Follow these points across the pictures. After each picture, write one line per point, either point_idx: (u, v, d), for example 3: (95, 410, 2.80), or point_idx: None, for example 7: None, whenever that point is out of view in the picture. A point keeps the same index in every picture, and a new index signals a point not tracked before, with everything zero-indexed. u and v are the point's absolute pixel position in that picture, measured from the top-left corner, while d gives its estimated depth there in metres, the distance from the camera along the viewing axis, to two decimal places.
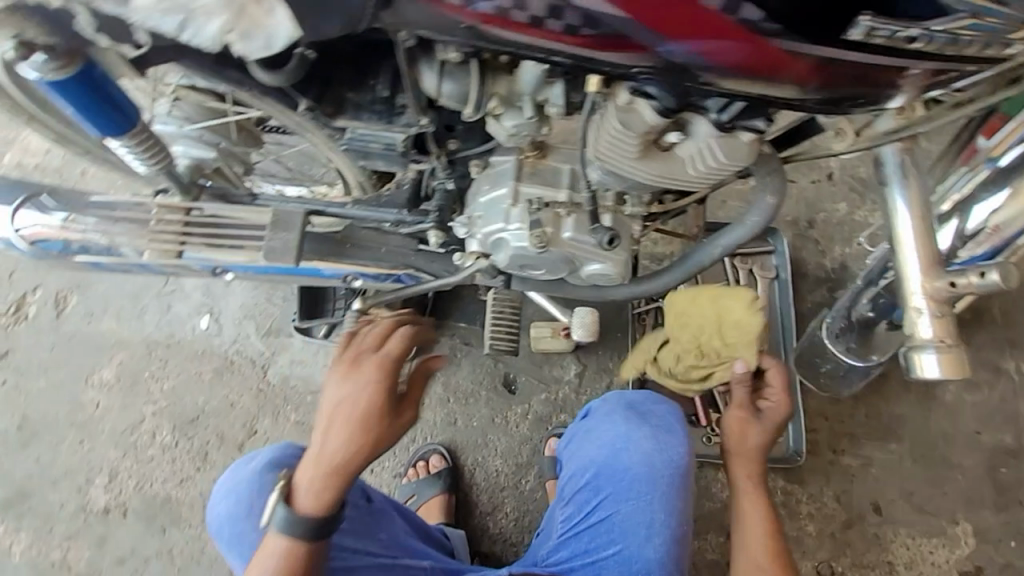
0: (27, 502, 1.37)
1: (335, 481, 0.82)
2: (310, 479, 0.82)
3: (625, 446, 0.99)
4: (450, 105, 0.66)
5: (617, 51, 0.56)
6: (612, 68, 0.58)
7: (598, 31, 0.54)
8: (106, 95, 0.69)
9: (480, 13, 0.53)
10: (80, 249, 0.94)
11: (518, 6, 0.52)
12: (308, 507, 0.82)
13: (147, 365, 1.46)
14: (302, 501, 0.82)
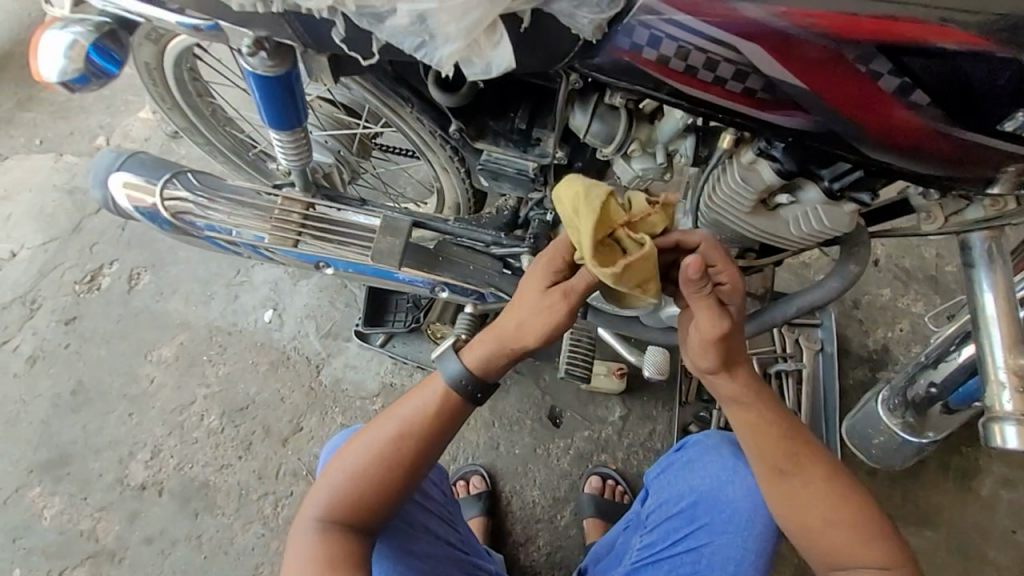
0: (66, 467, 1.38)
1: (454, 402, 0.83)
2: (431, 391, 0.83)
3: (715, 463, 0.90)
4: (592, 142, 0.74)
5: (782, 114, 0.61)
6: (772, 128, 0.63)
7: (772, 95, 0.59)
8: (292, 95, 0.77)
9: (669, 69, 0.58)
10: (205, 225, 1.01)
11: (706, 66, 0.58)
12: (416, 415, 0.82)
13: (206, 348, 1.51)
14: (415, 407, 0.83)
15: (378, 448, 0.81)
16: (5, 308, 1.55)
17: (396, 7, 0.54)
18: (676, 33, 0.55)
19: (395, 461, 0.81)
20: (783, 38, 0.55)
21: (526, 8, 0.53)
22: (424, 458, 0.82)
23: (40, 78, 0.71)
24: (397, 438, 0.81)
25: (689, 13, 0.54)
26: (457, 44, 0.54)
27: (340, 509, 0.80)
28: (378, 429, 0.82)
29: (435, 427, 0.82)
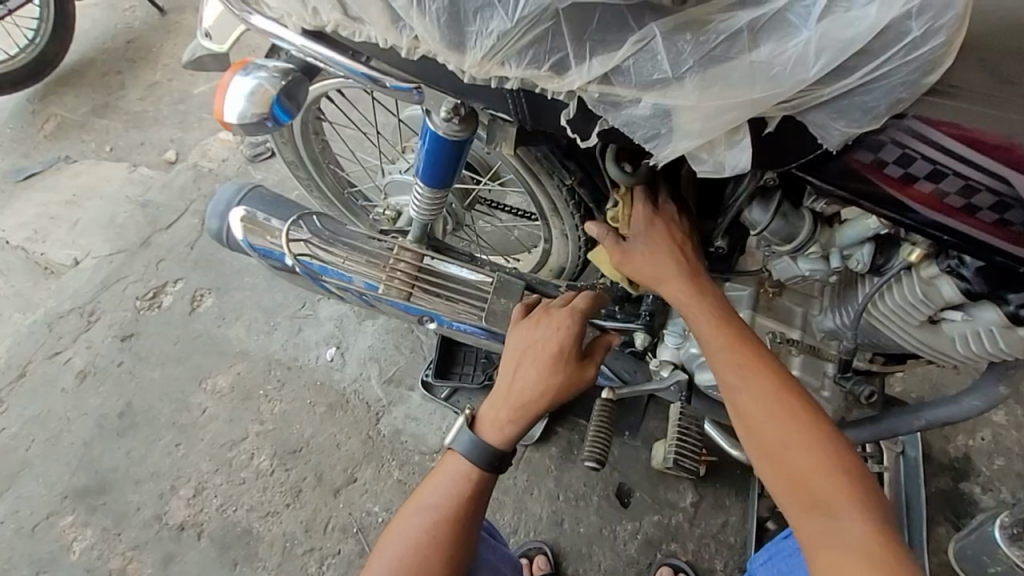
0: (104, 496, 1.30)
1: (477, 478, 0.82)
2: (455, 470, 0.82)
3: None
4: (766, 238, 0.71)
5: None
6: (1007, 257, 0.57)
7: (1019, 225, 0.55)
8: (455, 162, 0.75)
9: (910, 188, 0.55)
10: (316, 267, 0.99)
11: (956, 191, 0.54)
12: (444, 500, 0.79)
13: (264, 382, 1.44)
14: (442, 491, 0.80)
15: (414, 542, 0.76)
16: (61, 318, 1.51)
17: (643, 98, 0.51)
18: (934, 155, 0.52)
19: (433, 556, 0.76)
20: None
21: (778, 116, 0.51)
22: (459, 546, 0.77)
23: (222, 120, 0.71)
24: (430, 532, 0.77)
25: (956, 137, 0.51)
26: (695, 142, 0.52)
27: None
28: (408, 521, 0.79)
29: (464, 509, 0.79)
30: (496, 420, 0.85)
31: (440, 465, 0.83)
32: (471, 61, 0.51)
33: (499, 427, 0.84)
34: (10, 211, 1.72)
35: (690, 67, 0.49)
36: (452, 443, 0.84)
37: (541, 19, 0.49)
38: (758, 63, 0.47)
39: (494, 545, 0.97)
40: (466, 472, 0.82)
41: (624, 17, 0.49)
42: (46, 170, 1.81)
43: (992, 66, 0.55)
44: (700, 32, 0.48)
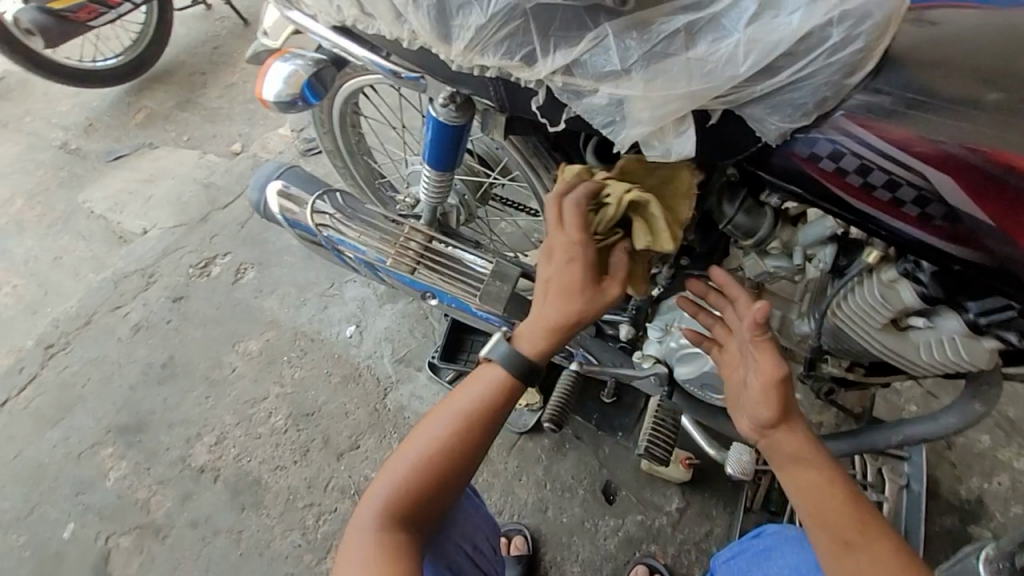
0: (141, 434, 1.46)
1: (508, 387, 0.80)
2: (492, 377, 0.80)
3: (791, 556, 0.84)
4: (731, 232, 0.77)
5: (957, 245, 0.60)
6: (942, 256, 0.62)
7: (946, 223, 0.60)
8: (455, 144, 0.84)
9: (843, 182, 0.61)
10: (336, 238, 1.11)
11: (885, 186, 0.60)
12: (473, 407, 0.78)
13: (288, 350, 1.58)
14: (474, 397, 0.79)
15: (435, 444, 0.76)
16: (126, 278, 1.71)
17: (599, 88, 0.59)
18: (864, 152, 0.59)
19: (452, 457, 0.76)
20: (981, 175, 0.56)
21: (718, 109, 0.59)
22: (477, 449, 0.78)
23: (262, 99, 0.84)
24: (453, 435, 0.77)
25: (881, 136, 0.58)
26: (644, 128, 0.59)
27: (391, 518, 0.73)
28: (435, 421, 0.78)
29: (490, 419, 0.78)
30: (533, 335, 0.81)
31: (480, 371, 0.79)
32: (456, 50, 0.61)
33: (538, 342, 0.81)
34: (99, 185, 1.98)
35: (636, 61, 0.57)
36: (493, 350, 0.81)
37: (514, 16, 0.58)
38: (694, 59, 0.55)
39: (473, 503, 1.01)
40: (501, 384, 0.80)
41: (584, 19, 0.58)
42: (130, 153, 2.07)
43: (971, 77, 0.59)
44: (645, 31, 0.57)
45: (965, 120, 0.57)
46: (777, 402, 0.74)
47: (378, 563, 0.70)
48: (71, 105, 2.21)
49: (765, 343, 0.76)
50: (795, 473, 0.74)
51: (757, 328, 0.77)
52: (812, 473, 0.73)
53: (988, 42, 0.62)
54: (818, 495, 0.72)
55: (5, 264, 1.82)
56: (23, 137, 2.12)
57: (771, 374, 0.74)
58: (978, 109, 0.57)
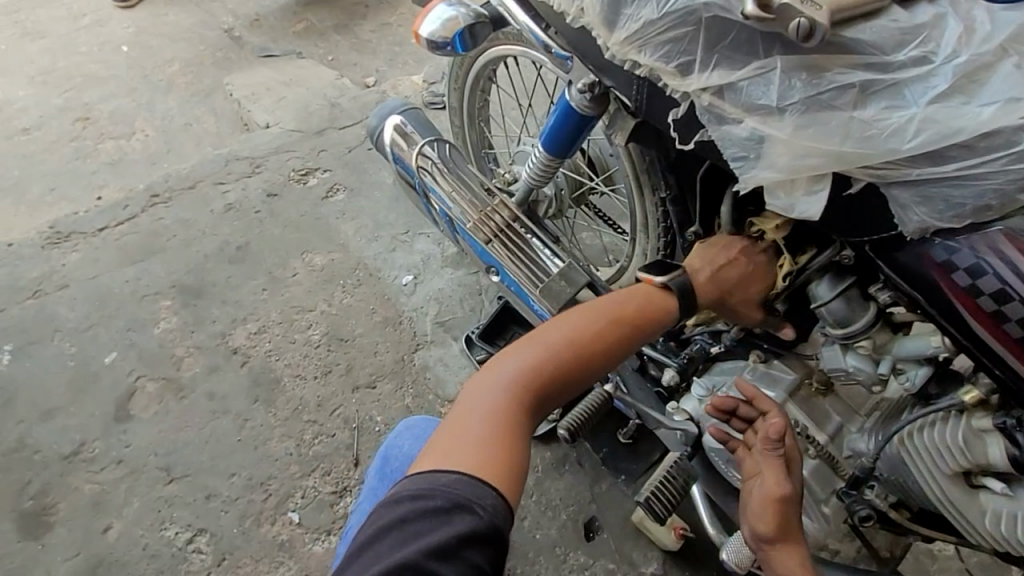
0: (198, 300, 1.57)
1: (662, 311, 0.83)
2: (645, 296, 0.83)
3: None
4: (822, 316, 0.72)
5: None
6: None
7: None
8: (577, 134, 0.84)
9: (974, 305, 0.56)
10: (429, 186, 1.14)
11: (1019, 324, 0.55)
12: (623, 313, 0.82)
13: (347, 275, 1.65)
14: (626, 308, 0.82)
15: (577, 336, 0.80)
16: (236, 160, 1.85)
17: (745, 119, 0.56)
18: (1008, 277, 0.54)
19: (588, 351, 0.80)
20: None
21: (863, 180, 0.55)
22: (610, 355, 0.82)
23: (416, 33, 0.88)
24: (595, 334, 0.81)
25: None
26: (774, 175, 0.56)
27: (516, 389, 0.76)
28: (580, 317, 0.81)
29: (636, 334, 0.82)
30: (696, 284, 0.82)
31: (638, 289, 0.83)
32: (617, 37, 0.61)
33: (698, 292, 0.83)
34: (245, 74, 2.15)
35: (794, 103, 0.54)
36: (654, 277, 0.84)
37: (687, 21, 0.57)
38: (858, 119, 0.52)
39: None
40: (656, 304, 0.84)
41: (756, 44, 0.56)
42: (280, 56, 2.23)
43: None
44: (816, 76, 0.54)
45: None
46: (775, 521, 0.78)
47: (496, 424, 0.72)
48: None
49: (773, 462, 0.79)
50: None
51: (770, 444, 0.79)
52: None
53: None
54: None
55: (146, 115, 2.02)
56: (201, 13, 2.34)
57: (774, 494, 0.78)
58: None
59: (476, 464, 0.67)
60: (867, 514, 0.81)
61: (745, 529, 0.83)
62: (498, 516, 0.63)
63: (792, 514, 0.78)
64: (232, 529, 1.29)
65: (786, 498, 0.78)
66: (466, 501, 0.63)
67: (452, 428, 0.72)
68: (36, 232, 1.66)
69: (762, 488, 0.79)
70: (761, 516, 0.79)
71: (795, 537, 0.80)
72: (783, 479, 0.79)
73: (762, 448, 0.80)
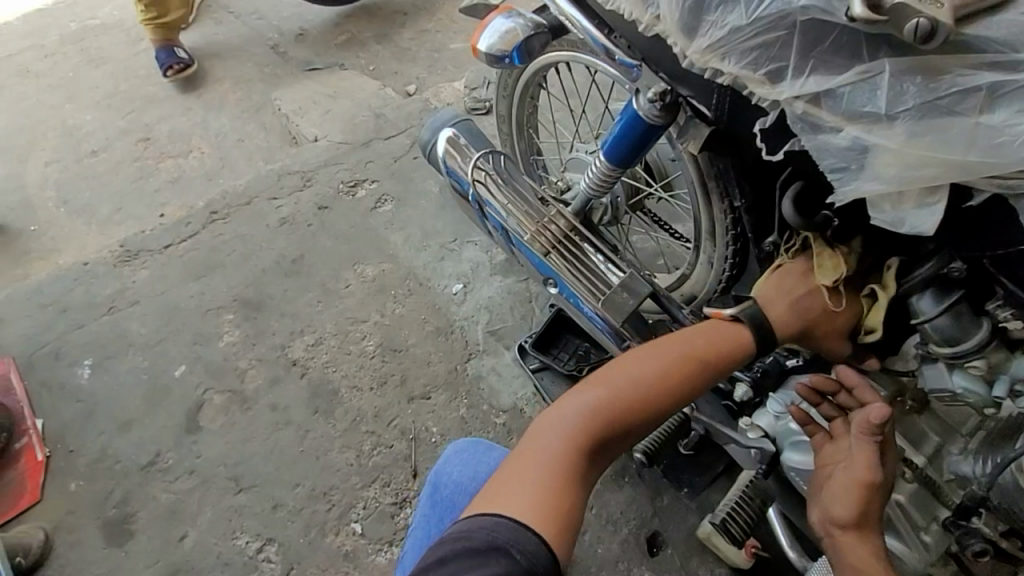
0: (258, 313, 1.62)
1: (734, 346, 0.83)
2: (717, 335, 0.83)
3: None
4: (925, 332, 0.67)
5: None
6: None
7: None
8: (640, 143, 0.81)
9: None
10: (483, 198, 1.12)
11: None
12: (693, 350, 0.83)
13: (398, 286, 1.66)
14: (692, 347, 0.83)
15: (641, 380, 0.81)
16: (288, 174, 1.89)
17: (846, 128, 0.53)
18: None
19: (658, 389, 0.81)
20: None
21: (990, 191, 0.54)
22: (674, 396, 0.82)
23: (474, 46, 0.86)
24: (658, 375, 0.81)
25: None
26: (880, 186, 0.53)
27: (575, 435, 0.76)
28: (645, 359, 0.82)
29: (705, 370, 0.82)
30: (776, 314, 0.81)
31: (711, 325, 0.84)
32: (697, 47, 0.57)
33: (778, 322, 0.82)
34: (292, 89, 2.20)
35: (907, 109, 0.50)
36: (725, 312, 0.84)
37: (778, 25, 0.53)
38: (985, 125, 0.48)
39: None
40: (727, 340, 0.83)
41: (859, 47, 0.52)
42: (325, 69, 2.27)
43: None
44: (933, 79, 0.50)
45: None
46: (856, 506, 0.75)
47: (552, 471, 0.73)
48: (292, 14, 2.48)
49: (870, 447, 0.76)
50: None
51: (870, 429, 0.75)
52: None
53: None
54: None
55: (202, 133, 2.10)
56: (248, 31, 2.41)
57: (863, 479, 0.75)
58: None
59: (529, 510, 0.67)
60: (981, 548, 0.75)
61: (817, 512, 0.80)
62: (544, 567, 0.62)
63: (876, 501, 0.75)
64: (299, 539, 1.32)
65: (874, 485, 0.75)
66: (507, 545, 0.62)
67: (511, 470, 0.73)
68: (108, 250, 1.74)
69: (853, 472, 0.76)
70: (843, 499, 0.76)
71: (873, 526, 0.76)
72: (874, 466, 0.75)
73: (856, 431, 0.77)
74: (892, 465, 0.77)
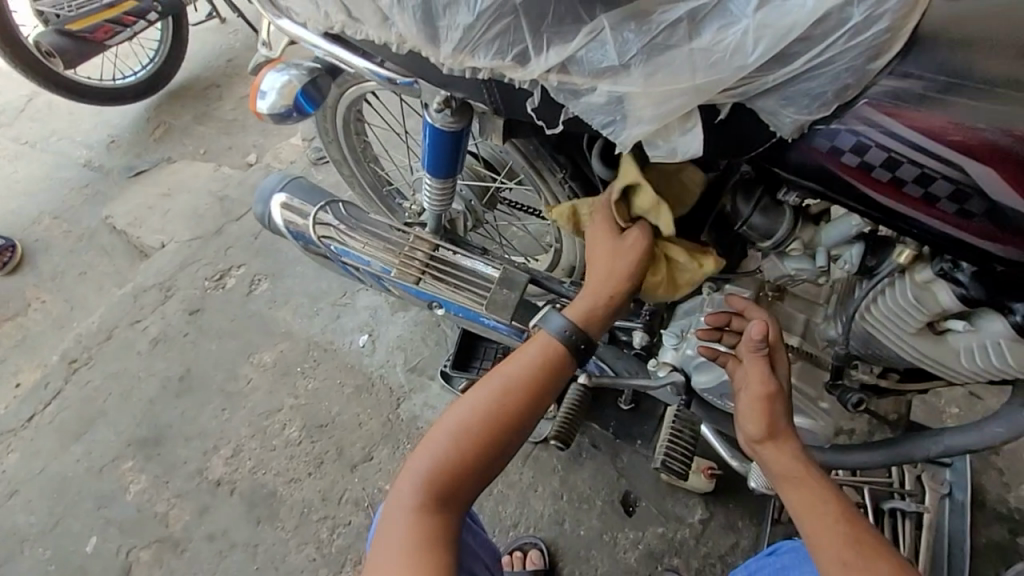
0: (159, 447, 1.47)
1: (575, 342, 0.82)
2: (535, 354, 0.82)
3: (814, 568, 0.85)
4: (747, 233, 0.74)
5: (999, 245, 0.56)
6: (983, 259, 0.57)
7: (996, 221, 0.55)
8: (455, 151, 0.81)
9: (870, 177, 0.57)
10: (340, 250, 1.09)
11: (916, 180, 0.55)
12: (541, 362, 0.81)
13: (302, 360, 1.58)
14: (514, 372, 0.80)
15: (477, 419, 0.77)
16: (144, 291, 1.73)
17: (598, 86, 0.55)
18: (892, 144, 0.54)
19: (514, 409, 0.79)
20: (1019, 163, 0.52)
21: (727, 102, 0.55)
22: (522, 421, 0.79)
23: (256, 108, 0.83)
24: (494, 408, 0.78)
25: (911, 124, 0.53)
26: (648, 127, 0.55)
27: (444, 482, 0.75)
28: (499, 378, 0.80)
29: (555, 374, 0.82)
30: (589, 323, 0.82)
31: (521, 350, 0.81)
32: (445, 52, 0.58)
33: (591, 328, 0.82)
34: (119, 201, 2.01)
35: (635, 55, 0.53)
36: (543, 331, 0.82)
37: (503, 12, 0.55)
38: (698, 50, 0.51)
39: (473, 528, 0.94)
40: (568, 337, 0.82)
41: (578, 9, 0.55)
42: (150, 169, 2.10)
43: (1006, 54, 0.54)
44: (644, 21, 0.53)
45: (1003, 103, 0.52)
46: (763, 420, 0.80)
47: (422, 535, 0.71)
48: (94, 123, 2.27)
49: (759, 361, 0.80)
50: (788, 485, 0.78)
51: (755, 344, 0.80)
52: (802, 485, 0.77)
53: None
54: (811, 504, 0.76)
55: (31, 281, 1.86)
56: (49, 156, 2.17)
57: (760, 392, 0.79)
58: (1019, 92, 0.53)
59: None
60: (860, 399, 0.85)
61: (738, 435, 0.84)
62: None
63: (780, 408, 0.79)
64: None
65: (774, 395, 0.80)
66: None
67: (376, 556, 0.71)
68: None
69: (752, 389, 0.80)
70: (750, 417, 0.80)
71: (787, 432, 0.81)
72: (767, 377, 0.80)
73: (745, 351, 0.81)
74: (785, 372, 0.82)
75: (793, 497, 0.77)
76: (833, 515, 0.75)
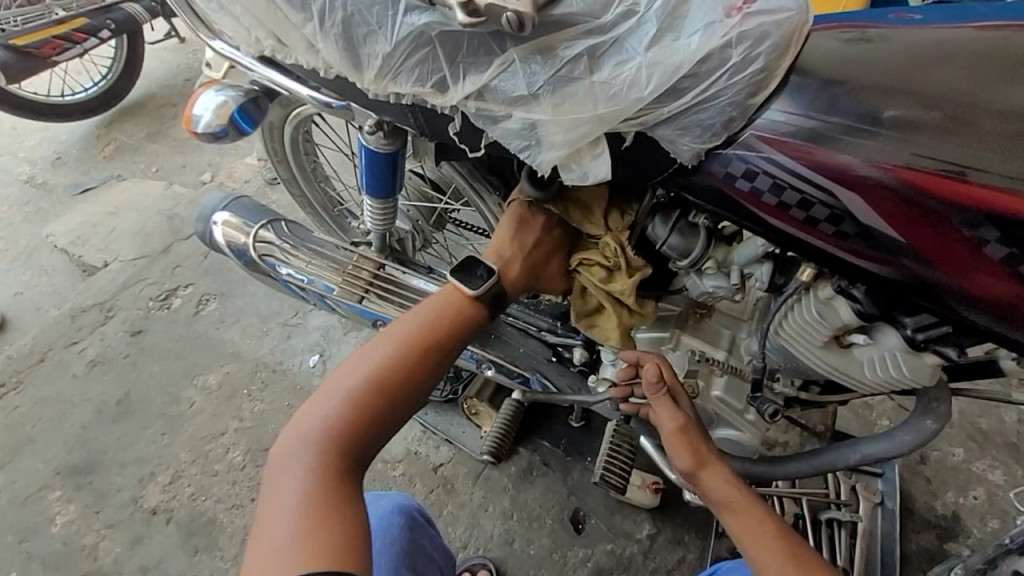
0: (92, 475, 1.40)
1: (460, 307, 0.85)
2: (432, 308, 0.84)
3: None
4: (667, 253, 0.77)
5: (868, 260, 0.61)
6: (860, 274, 0.62)
7: (868, 240, 0.60)
8: (393, 172, 0.83)
9: (760, 200, 0.61)
10: (283, 268, 1.09)
11: (799, 204, 0.60)
12: (427, 324, 0.82)
13: (249, 382, 1.54)
14: (412, 322, 0.82)
15: (374, 373, 0.77)
16: (83, 312, 1.67)
17: (512, 113, 0.58)
18: (776, 171, 0.60)
19: (415, 355, 0.80)
20: (883, 190, 0.57)
21: (631, 131, 0.59)
22: (425, 368, 0.81)
23: (190, 127, 0.84)
24: (391, 358, 0.79)
25: (788, 153, 0.59)
26: (560, 152, 0.59)
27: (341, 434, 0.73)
28: (389, 336, 0.81)
29: (445, 325, 0.83)
30: (507, 285, 0.86)
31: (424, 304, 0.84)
32: (369, 78, 0.61)
33: (510, 292, 0.87)
34: (62, 219, 1.94)
35: (542, 87, 0.57)
36: (462, 284, 0.85)
37: (420, 43, 0.58)
38: (598, 83, 0.55)
39: (430, 536, 0.95)
40: (447, 306, 0.85)
41: (490, 42, 0.58)
42: (98, 186, 2.04)
43: (878, 87, 0.59)
44: (549, 55, 0.56)
45: (868, 135, 0.58)
46: (685, 451, 0.82)
47: (323, 485, 0.68)
48: (40, 139, 2.20)
49: (663, 400, 0.83)
50: (727, 508, 0.78)
51: (653, 387, 0.83)
52: (737, 508, 0.77)
53: (898, 53, 0.62)
54: (750, 526, 0.75)
55: None
56: None
57: (674, 428, 0.82)
58: (883, 124, 0.58)
59: (305, 545, 0.62)
60: (774, 410, 0.88)
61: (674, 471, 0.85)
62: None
63: (696, 438, 0.82)
64: None
65: (685, 427, 0.82)
66: None
67: (271, 538, 0.64)
68: None
69: (664, 428, 0.83)
70: (677, 452, 0.82)
71: (713, 457, 0.82)
72: (676, 411, 0.83)
73: (653, 394, 0.84)
74: (691, 404, 0.85)
75: (733, 521, 0.77)
76: (768, 534, 0.74)
